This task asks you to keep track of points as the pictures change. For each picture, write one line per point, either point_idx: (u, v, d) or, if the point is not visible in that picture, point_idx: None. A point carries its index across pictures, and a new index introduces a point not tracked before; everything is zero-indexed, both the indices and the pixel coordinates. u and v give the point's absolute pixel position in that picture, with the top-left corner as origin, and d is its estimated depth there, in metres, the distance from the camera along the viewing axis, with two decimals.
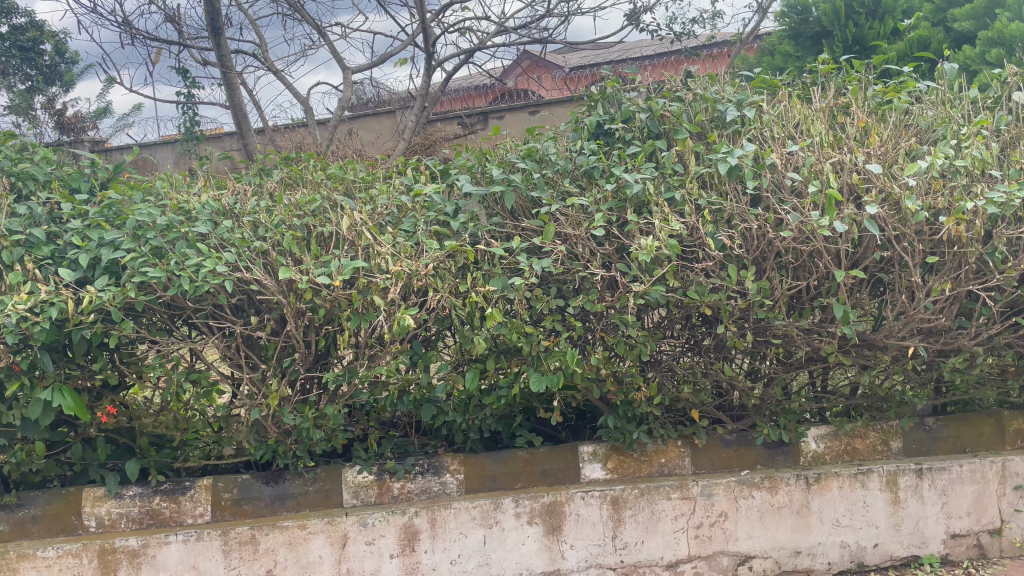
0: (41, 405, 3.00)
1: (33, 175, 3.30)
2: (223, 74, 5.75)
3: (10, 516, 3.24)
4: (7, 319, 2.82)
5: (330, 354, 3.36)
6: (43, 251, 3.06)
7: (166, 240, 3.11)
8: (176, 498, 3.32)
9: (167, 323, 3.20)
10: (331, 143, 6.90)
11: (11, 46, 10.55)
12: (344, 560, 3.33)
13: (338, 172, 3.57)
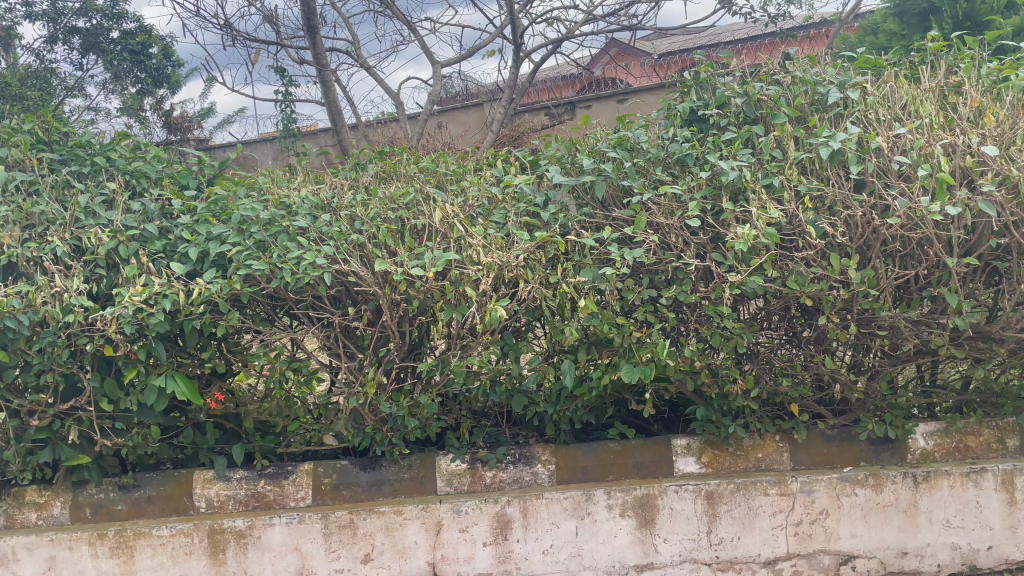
0: (156, 391, 3.16)
1: (145, 173, 3.48)
2: (319, 71, 5.91)
3: (127, 496, 3.41)
4: (125, 310, 2.98)
5: (423, 344, 3.42)
6: (156, 245, 3.23)
7: (269, 233, 3.23)
8: (279, 482, 3.46)
9: (270, 314, 3.33)
10: (422, 136, 6.99)
11: (122, 49, 11.09)
12: (438, 546, 3.39)
13: (430, 164, 3.59)
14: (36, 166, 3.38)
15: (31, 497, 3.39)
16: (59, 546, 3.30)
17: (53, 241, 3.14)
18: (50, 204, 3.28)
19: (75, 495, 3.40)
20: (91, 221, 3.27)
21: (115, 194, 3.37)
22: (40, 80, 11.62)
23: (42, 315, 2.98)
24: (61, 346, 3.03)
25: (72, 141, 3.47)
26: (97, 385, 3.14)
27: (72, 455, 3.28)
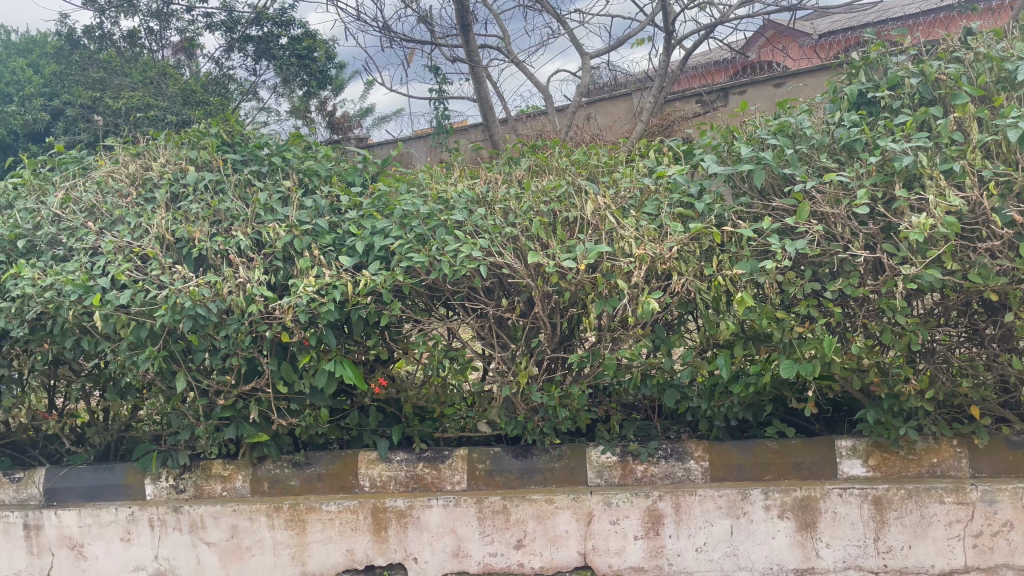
0: (326, 375, 3.37)
1: (317, 171, 3.72)
2: (471, 68, 6.06)
3: (300, 472, 3.66)
4: (300, 299, 3.19)
5: (575, 335, 3.44)
6: (326, 239, 3.44)
7: (428, 227, 3.36)
8: (437, 465, 3.59)
9: (428, 304, 3.45)
10: (570, 129, 7.01)
11: (291, 55, 11.91)
12: (590, 537, 3.41)
13: (582, 157, 3.60)
14: (222, 167, 3.69)
15: (217, 470, 3.70)
16: (241, 516, 3.58)
17: (237, 236, 3.41)
18: (234, 201, 3.57)
19: (255, 470, 3.68)
20: (269, 217, 3.53)
21: (289, 191, 3.62)
22: (220, 86, 12.75)
23: (228, 303, 3.24)
24: (244, 332, 3.28)
25: (252, 143, 3.76)
26: (275, 368, 3.38)
27: (253, 432, 3.55)
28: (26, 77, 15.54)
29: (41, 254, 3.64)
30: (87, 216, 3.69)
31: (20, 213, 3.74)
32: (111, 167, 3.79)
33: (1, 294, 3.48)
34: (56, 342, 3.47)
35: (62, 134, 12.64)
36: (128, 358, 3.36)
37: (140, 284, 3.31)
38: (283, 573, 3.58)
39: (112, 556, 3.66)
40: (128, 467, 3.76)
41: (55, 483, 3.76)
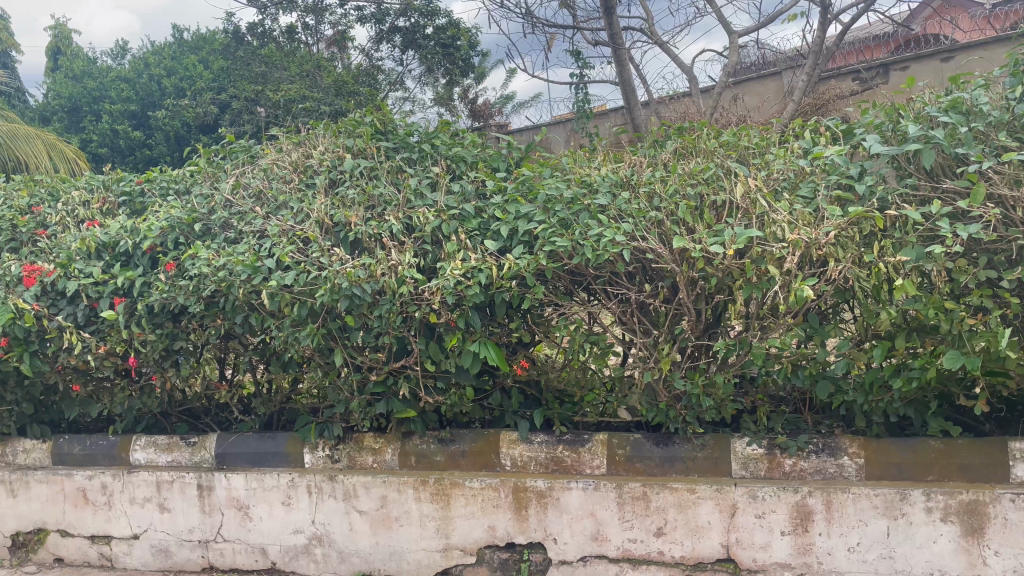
0: (471, 356, 3.46)
1: (463, 157, 3.82)
2: (614, 51, 6.00)
3: (445, 448, 3.79)
4: (447, 282, 3.28)
5: (720, 322, 3.36)
6: (473, 224, 3.54)
7: (571, 212, 3.37)
8: (576, 449, 3.61)
9: (570, 288, 3.47)
10: (715, 110, 6.80)
11: (437, 44, 12.73)
12: (733, 530, 3.33)
13: (731, 139, 3.50)
14: (376, 154, 3.87)
15: (368, 443, 3.89)
16: (390, 488, 3.76)
17: (390, 220, 3.57)
18: (387, 186, 3.74)
19: (403, 444, 3.85)
20: (419, 202, 3.66)
21: (438, 176, 3.74)
22: (370, 77, 13.69)
23: (382, 284, 3.38)
24: (396, 312, 3.41)
25: (403, 130, 3.92)
26: (423, 348, 3.51)
27: (402, 408, 3.72)
28: (199, 73, 16.89)
29: (215, 236, 3.94)
30: (255, 201, 3.97)
31: (196, 199, 4.07)
32: (276, 155, 4.06)
33: (180, 273, 3.78)
34: (228, 318, 3.75)
35: (230, 125, 13.75)
36: (290, 335, 3.58)
37: (303, 265, 3.52)
38: (429, 544, 3.73)
39: (274, 519, 3.94)
40: (289, 437, 4.02)
41: (224, 449, 4.07)
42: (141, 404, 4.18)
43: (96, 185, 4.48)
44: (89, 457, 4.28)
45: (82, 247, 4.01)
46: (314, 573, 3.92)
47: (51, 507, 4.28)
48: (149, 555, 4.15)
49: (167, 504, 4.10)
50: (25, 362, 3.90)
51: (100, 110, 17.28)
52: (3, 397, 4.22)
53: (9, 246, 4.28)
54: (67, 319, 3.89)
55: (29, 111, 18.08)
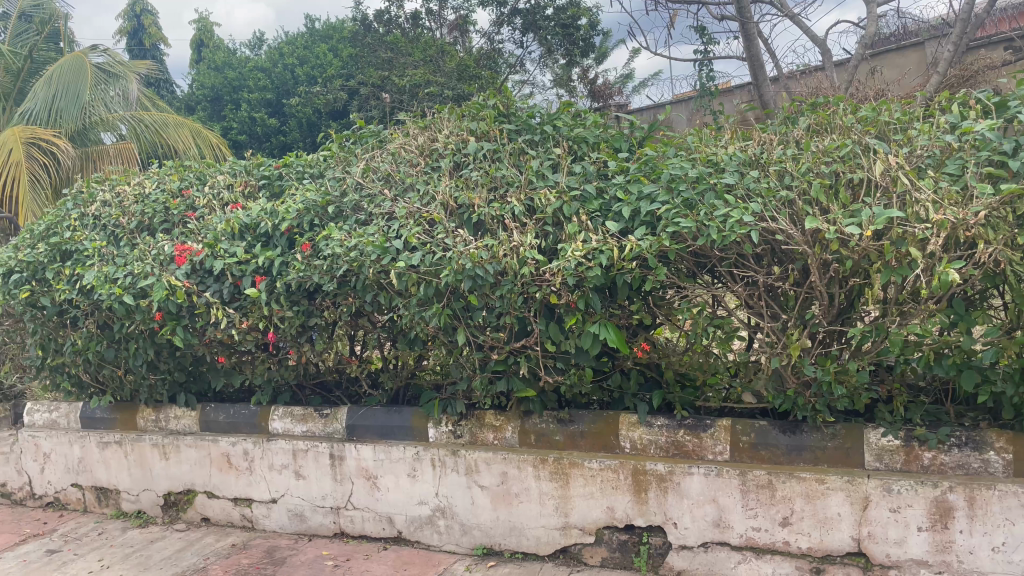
0: (591, 337, 3.45)
1: (585, 138, 3.82)
2: (742, 26, 5.79)
3: (564, 428, 3.81)
4: (568, 263, 3.29)
5: (854, 307, 3.21)
6: (594, 205, 3.53)
7: (697, 191, 3.30)
8: (698, 434, 3.55)
9: (694, 271, 3.41)
10: (851, 85, 6.45)
11: (557, 25, 12.98)
12: (865, 523, 3.20)
13: (870, 114, 3.32)
14: (499, 137, 3.93)
15: (489, 420, 3.97)
16: (510, 464, 3.84)
17: (512, 202, 3.61)
18: (509, 168, 3.79)
19: (523, 423, 3.90)
20: (541, 183, 3.68)
21: (560, 157, 3.76)
22: (490, 60, 14.01)
23: (504, 265, 3.43)
24: (517, 293, 3.45)
25: (525, 113, 3.95)
26: (543, 328, 3.54)
27: (522, 387, 3.77)
28: (329, 61, 17.57)
29: (346, 218, 4.10)
30: (384, 183, 4.11)
31: (330, 182, 4.26)
32: (404, 140, 4.19)
33: (315, 253, 3.97)
34: (358, 296, 3.92)
35: (358, 111, 14.32)
36: (417, 313, 3.70)
37: (428, 246, 3.62)
38: (548, 522, 3.78)
39: (400, 490, 4.10)
40: (413, 412, 4.16)
41: (354, 421, 4.26)
42: (279, 375, 4.44)
43: (238, 170, 4.77)
44: (233, 424, 4.58)
45: (227, 229, 4.28)
46: (437, 543, 4.05)
47: (199, 470, 4.61)
48: (286, 518, 4.42)
49: (303, 471, 4.34)
50: (177, 335, 4.20)
51: (239, 99, 18.28)
52: (159, 366, 4.59)
53: (163, 228, 4.63)
54: (214, 296, 4.16)
55: (176, 102, 19.35)
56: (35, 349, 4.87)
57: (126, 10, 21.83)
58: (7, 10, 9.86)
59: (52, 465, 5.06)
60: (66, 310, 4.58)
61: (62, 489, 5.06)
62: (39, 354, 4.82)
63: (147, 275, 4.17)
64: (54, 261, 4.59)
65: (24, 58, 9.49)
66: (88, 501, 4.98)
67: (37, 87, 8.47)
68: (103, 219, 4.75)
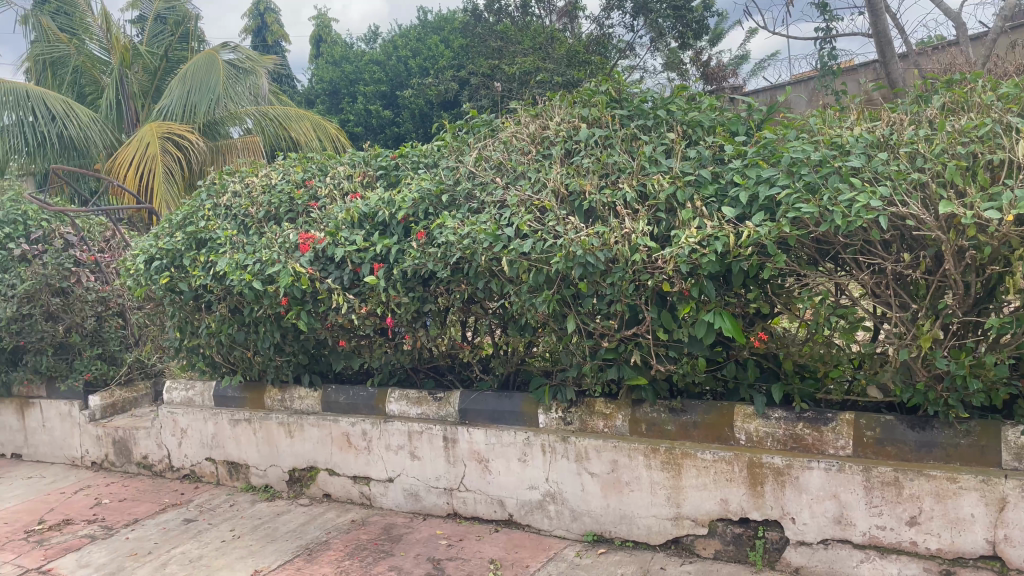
0: (705, 326, 3.38)
1: (700, 122, 3.74)
2: (868, 2, 5.51)
3: (676, 418, 3.77)
4: (682, 250, 3.23)
5: (992, 297, 3.01)
6: (709, 190, 3.46)
7: (819, 175, 3.17)
8: (818, 427, 3.43)
9: (815, 258, 3.28)
10: (989, 59, 6.03)
11: (669, 8, 13.57)
12: (1001, 526, 3.01)
13: (1013, 91, 3.10)
14: (611, 123, 3.91)
15: (600, 408, 3.96)
16: (621, 453, 3.82)
17: (624, 188, 3.59)
18: (621, 154, 3.77)
19: (633, 411, 3.88)
20: (654, 169, 3.64)
21: (673, 143, 3.71)
22: (600, 46, 14.25)
23: (615, 253, 3.41)
24: (628, 280, 3.42)
25: (638, 98, 3.91)
26: (655, 316, 3.50)
27: (633, 375, 3.74)
28: (440, 52, 17.90)
29: (459, 207, 4.18)
30: (495, 172, 4.17)
31: (443, 171, 4.35)
32: (515, 128, 4.23)
33: (430, 241, 4.06)
34: (470, 283, 3.99)
35: (470, 100, 14.64)
36: (527, 300, 3.74)
37: (539, 234, 3.64)
38: (660, 511, 3.75)
39: (511, 474, 4.16)
40: (524, 398, 4.21)
41: (466, 405, 4.35)
42: (395, 359, 4.59)
43: (357, 161, 4.95)
44: (352, 405, 4.76)
45: (348, 217, 4.45)
46: (547, 528, 4.09)
47: (321, 448, 4.83)
48: (401, 497, 4.57)
49: (418, 452, 4.47)
50: (302, 319, 4.42)
51: (355, 92, 18.86)
52: (284, 349, 4.82)
53: (287, 217, 4.86)
54: (334, 282, 4.34)
55: (296, 96, 20.17)
56: (174, 331, 5.22)
57: (251, 10, 22.92)
58: (144, 13, 10.51)
59: (189, 439, 5.41)
60: (201, 295, 4.88)
61: (198, 462, 5.40)
62: (177, 336, 5.16)
63: (273, 263, 4.40)
64: (190, 249, 4.90)
65: (159, 58, 10.09)
66: (221, 474, 5.30)
67: (173, 85, 8.94)
68: (234, 209, 5.03)
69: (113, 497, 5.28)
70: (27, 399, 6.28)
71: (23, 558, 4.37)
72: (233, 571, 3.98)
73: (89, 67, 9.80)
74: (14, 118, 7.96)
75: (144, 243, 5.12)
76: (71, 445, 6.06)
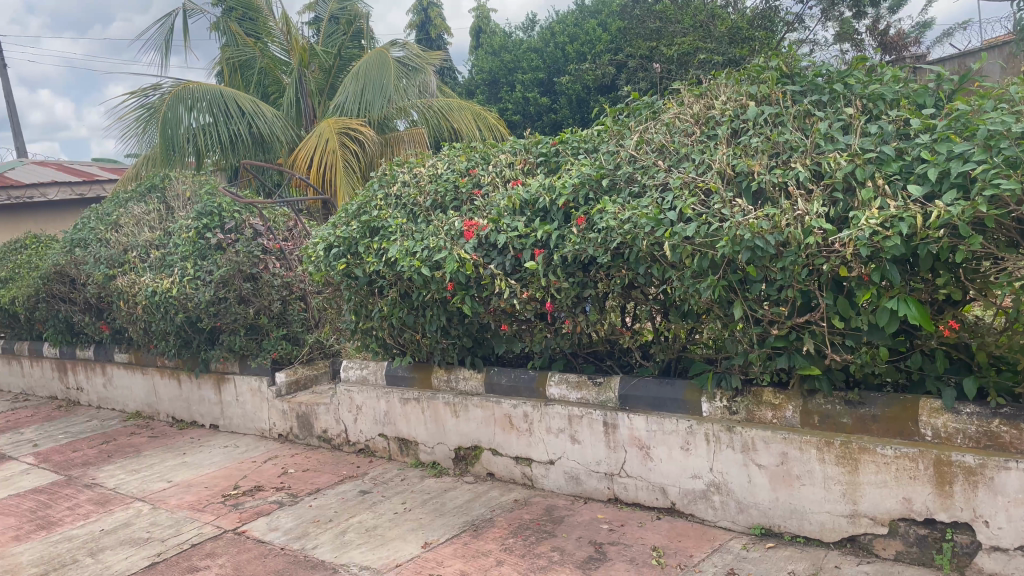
0: (888, 313, 3.17)
1: (882, 95, 3.49)
2: None
3: (853, 411, 3.57)
4: (861, 233, 3.05)
5: None
6: (892, 167, 3.23)
7: (1022, 148, 2.88)
8: (1018, 424, 3.14)
9: (1017, 239, 2.99)
10: None
11: None
12: None
13: None
14: (782, 100, 3.74)
15: (768, 398, 3.82)
16: (791, 445, 3.67)
17: (797, 167, 3.44)
18: (793, 133, 3.60)
19: (805, 402, 3.71)
20: (830, 146, 3.46)
21: (851, 118, 3.50)
22: (767, 20, 13.99)
23: (786, 236, 3.25)
24: (801, 265, 3.26)
25: (812, 72, 3.74)
26: (831, 303, 3.32)
27: (805, 364, 3.57)
28: (598, 36, 17.84)
29: (620, 191, 4.13)
30: (658, 155, 4.10)
31: (604, 156, 4.32)
32: (678, 109, 4.15)
33: (590, 227, 4.06)
34: (631, 268, 3.94)
35: (630, 83, 14.64)
36: (691, 286, 3.64)
37: (704, 217, 3.54)
38: (834, 508, 3.57)
39: (673, 462, 4.11)
40: (687, 384, 4.12)
41: (627, 391, 4.32)
42: (555, 344, 4.63)
43: (519, 148, 5.03)
44: (514, 387, 4.86)
45: (510, 204, 4.54)
46: (712, 519, 4.00)
47: (485, 428, 4.98)
48: (563, 480, 4.62)
49: (578, 436, 4.50)
50: (466, 303, 4.56)
51: (513, 81, 19.16)
52: (450, 332, 5.01)
53: (453, 205, 5.01)
54: (497, 268, 4.44)
55: (458, 87, 20.76)
56: (349, 314, 5.55)
57: (415, 5, 23.78)
58: (319, 14, 11.14)
59: (364, 416, 5.74)
60: (374, 281, 5.15)
61: (371, 437, 5.72)
62: (353, 318, 5.49)
63: (441, 249, 4.58)
64: (364, 237, 5.18)
65: (334, 57, 10.70)
66: (393, 450, 5.59)
67: (347, 81, 9.46)
68: (403, 198, 5.25)
69: (297, 467, 5.70)
70: (223, 375, 6.87)
71: (221, 519, 4.81)
72: (405, 542, 4.19)
73: (272, 68, 10.51)
74: (210, 116, 8.71)
75: (323, 232, 5.48)
76: (261, 418, 6.60)
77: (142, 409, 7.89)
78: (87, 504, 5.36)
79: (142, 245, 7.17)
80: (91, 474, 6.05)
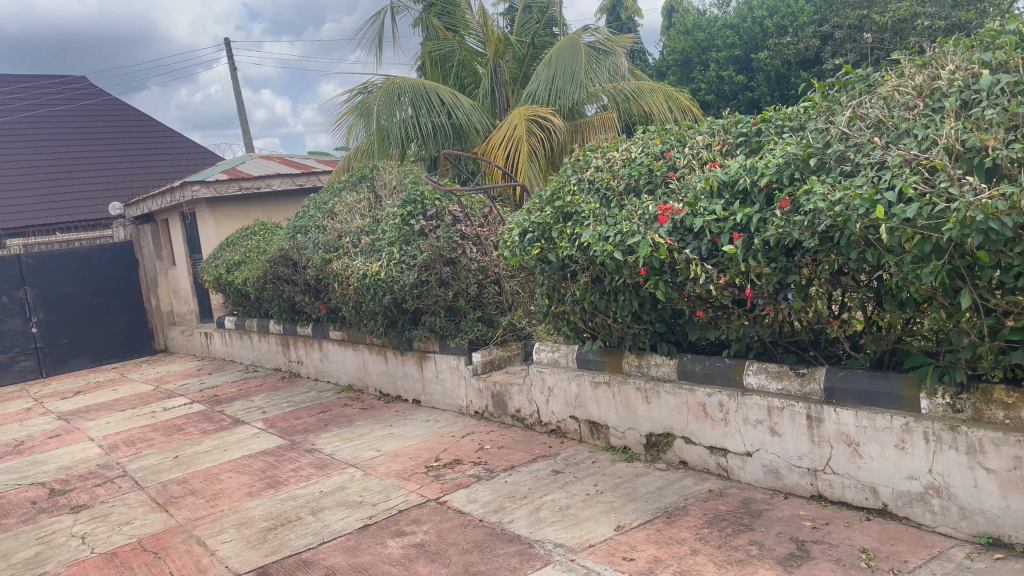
0: None
1: None
2: None
3: None
4: None
5: None
6: None
7: None
8: None
9: None
10: None
11: None
12: None
13: None
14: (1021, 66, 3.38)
15: (999, 396, 3.46)
16: None
17: None
18: None
19: None
20: None
21: None
22: None
23: None
24: None
25: None
26: None
27: None
28: (800, 8, 16.90)
29: (830, 170, 3.89)
30: (873, 131, 3.82)
31: (811, 134, 4.07)
32: (898, 81, 3.85)
33: (795, 209, 3.86)
34: (841, 253, 3.71)
35: (837, 57, 13.82)
36: (911, 272, 3.35)
37: (927, 197, 3.27)
38: None
39: (886, 460, 3.84)
40: (902, 378, 3.83)
41: (834, 383, 4.09)
42: (754, 332, 4.46)
43: (717, 130, 4.89)
44: (709, 375, 4.75)
45: (707, 187, 4.43)
46: (929, 524, 3.70)
47: (678, 415, 4.91)
48: (761, 473, 4.47)
49: (779, 429, 4.33)
50: (660, 288, 4.51)
51: (706, 60, 18.59)
52: (643, 317, 4.99)
53: (647, 188, 4.95)
54: (693, 253, 4.35)
55: (648, 69, 20.47)
56: (543, 297, 5.66)
57: None
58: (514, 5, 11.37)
59: (556, 397, 5.85)
60: (567, 266, 5.23)
61: (563, 419, 5.83)
62: (546, 302, 5.61)
63: (634, 234, 4.57)
64: (558, 222, 5.27)
65: (527, 46, 10.91)
66: (584, 432, 5.66)
67: (539, 70, 9.55)
68: (597, 183, 5.27)
69: (493, 444, 5.93)
70: (424, 353, 7.26)
71: (425, 489, 5.12)
72: (597, 523, 4.24)
73: (469, 60, 10.87)
74: (411, 109, 9.19)
75: (518, 218, 5.62)
76: (458, 396, 6.92)
77: (353, 382, 8.53)
78: (308, 467, 5.90)
79: (354, 231, 7.75)
80: (310, 441, 6.64)
